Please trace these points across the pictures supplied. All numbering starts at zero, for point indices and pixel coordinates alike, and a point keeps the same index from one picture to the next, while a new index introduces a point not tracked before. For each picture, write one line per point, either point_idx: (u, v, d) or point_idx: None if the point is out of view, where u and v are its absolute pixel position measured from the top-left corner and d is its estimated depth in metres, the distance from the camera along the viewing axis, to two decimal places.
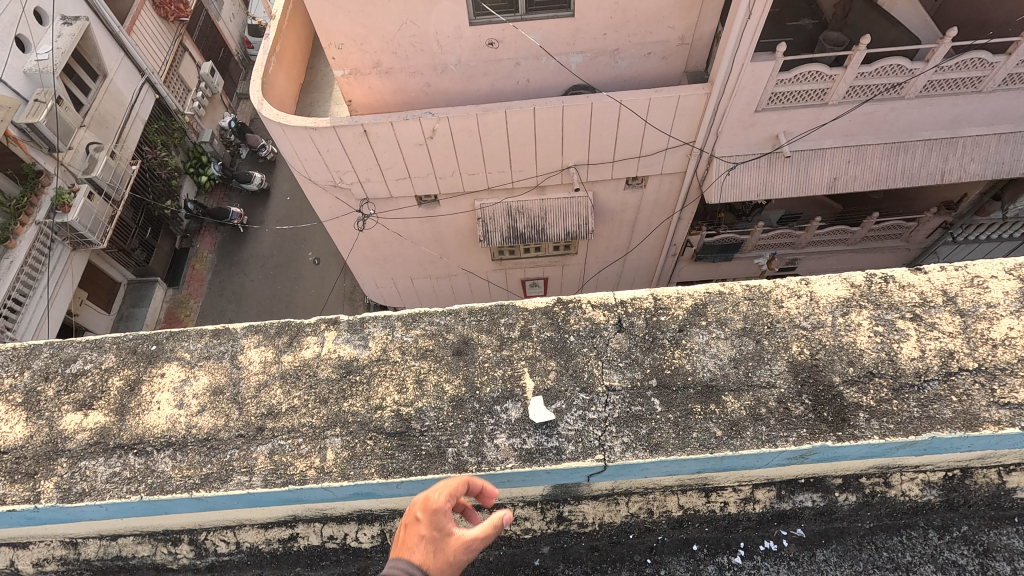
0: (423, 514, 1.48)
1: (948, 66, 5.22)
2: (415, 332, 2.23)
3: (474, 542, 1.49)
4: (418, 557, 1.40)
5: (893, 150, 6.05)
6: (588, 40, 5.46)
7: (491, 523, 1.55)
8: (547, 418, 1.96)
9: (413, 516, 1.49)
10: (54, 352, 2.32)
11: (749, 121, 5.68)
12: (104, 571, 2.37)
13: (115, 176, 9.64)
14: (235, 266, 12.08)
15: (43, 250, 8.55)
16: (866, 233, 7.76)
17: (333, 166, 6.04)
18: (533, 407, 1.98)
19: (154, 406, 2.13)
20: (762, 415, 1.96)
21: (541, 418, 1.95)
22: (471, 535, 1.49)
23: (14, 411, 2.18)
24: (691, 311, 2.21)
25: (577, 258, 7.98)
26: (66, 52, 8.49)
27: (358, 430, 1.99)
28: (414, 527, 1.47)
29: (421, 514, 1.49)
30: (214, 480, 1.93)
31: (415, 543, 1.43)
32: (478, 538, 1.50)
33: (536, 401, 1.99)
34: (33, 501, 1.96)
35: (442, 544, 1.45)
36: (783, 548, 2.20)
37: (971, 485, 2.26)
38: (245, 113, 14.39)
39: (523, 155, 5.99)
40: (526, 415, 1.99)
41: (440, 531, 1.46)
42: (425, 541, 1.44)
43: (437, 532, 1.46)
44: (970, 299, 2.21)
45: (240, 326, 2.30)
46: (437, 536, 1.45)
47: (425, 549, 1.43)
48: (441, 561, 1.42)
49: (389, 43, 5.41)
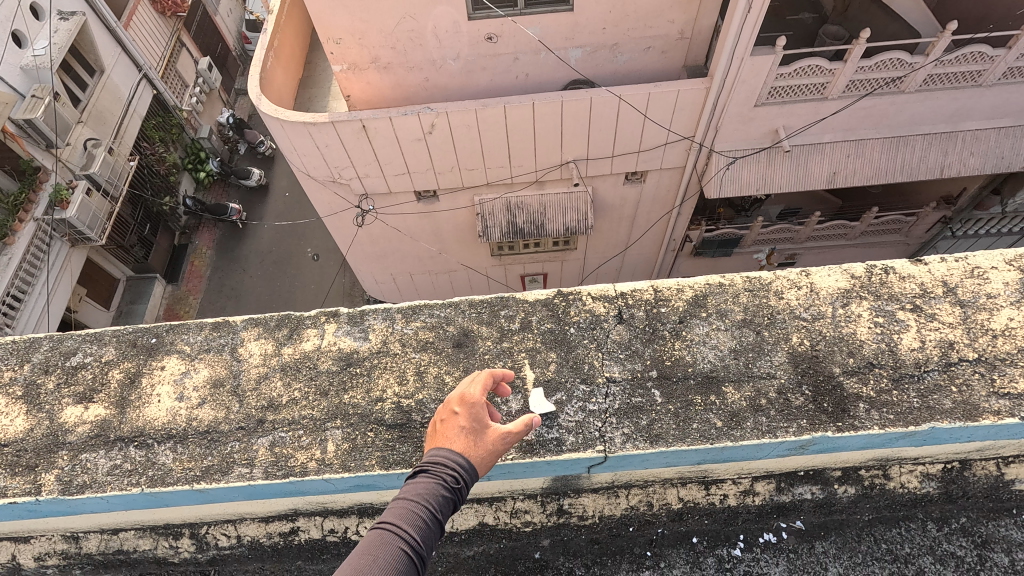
0: (460, 409, 1.60)
1: (948, 60, 5.20)
2: (415, 325, 2.23)
3: (509, 433, 1.62)
4: (458, 447, 1.52)
5: (893, 144, 6.04)
6: (588, 34, 5.44)
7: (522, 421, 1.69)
8: (547, 410, 1.95)
9: (451, 412, 1.61)
10: (54, 346, 2.32)
11: (748, 115, 5.67)
12: (106, 565, 2.38)
13: (113, 172, 9.61)
14: (234, 262, 12.06)
15: (42, 246, 8.53)
16: (865, 228, 7.76)
17: (332, 161, 6.02)
18: (533, 398, 1.97)
19: (154, 399, 2.13)
20: (762, 406, 1.96)
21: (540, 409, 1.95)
22: (505, 426, 1.62)
23: (14, 404, 2.18)
24: (691, 303, 2.21)
25: (576, 253, 7.97)
26: (63, 47, 8.44)
27: (359, 423, 1.99)
28: (453, 420, 1.59)
29: (459, 409, 1.61)
30: (215, 472, 1.93)
31: (454, 435, 1.55)
32: (513, 430, 1.63)
33: (535, 392, 1.98)
34: (34, 493, 1.96)
35: (480, 433, 1.57)
36: (782, 541, 2.21)
37: (969, 477, 2.27)
38: (243, 108, 14.35)
39: (523, 150, 5.98)
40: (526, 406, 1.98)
41: (478, 423, 1.58)
42: (463, 432, 1.56)
43: (474, 423, 1.58)
44: (970, 289, 2.21)
45: (240, 320, 2.30)
46: (474, 426, 1.58)
47: (464, 438, 1.54)
48: (482, 449, 1.54)
49: (388, 38, 5.39)
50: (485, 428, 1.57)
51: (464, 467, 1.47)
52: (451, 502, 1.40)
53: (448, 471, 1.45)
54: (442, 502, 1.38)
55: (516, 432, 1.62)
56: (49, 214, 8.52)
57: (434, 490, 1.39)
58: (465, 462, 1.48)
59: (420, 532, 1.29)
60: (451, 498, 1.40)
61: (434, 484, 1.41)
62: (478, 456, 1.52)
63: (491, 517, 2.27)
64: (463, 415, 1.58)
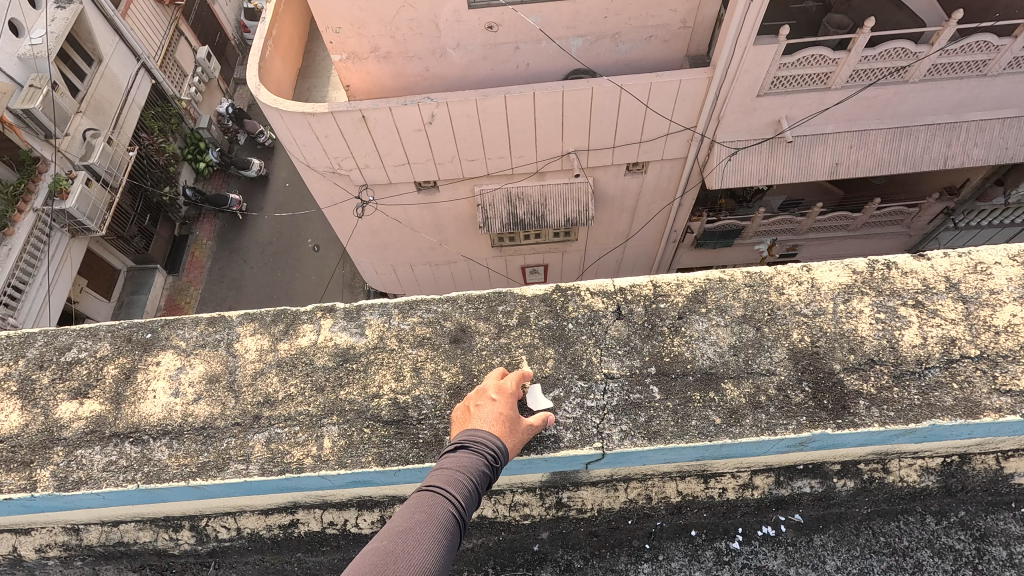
0: (499, 396, 1.75)
1: (953, 50, 5.13)
2: (412, 320, 2.21)
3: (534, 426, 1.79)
4: (496, 431, 1.66)
5: (896, 136, 5.99)
6: (589, 23, 5.37)
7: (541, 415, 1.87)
8: (546, 407, 1.92)
9: (489, 397, 1.75)
10: (49, 341, 2.31)
11: (751, 106, 5.61)
12: (107, 556, 2.38)
13: (112, 162, 9.56)
14: (234, 253, 12.03)
15: (42, 237, 8.50)
16: (867, 219, 7.71)
17: (331, 151, 5.98)
18: (532, 394, 1.94)
19: (150, 395, 2.12)
20: (762, 403, 1.95)
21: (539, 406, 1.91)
22: (532, 420, 1.79)
23: (9, 399, 2.17)
24: (691, 298, 2.20)
25: (577, 245, 7.94)
26: (60, 36, 8.35)
27: (355, 419, 1.98)
28: (490, 404, 1.74)
29: (497, 396, 1.75)
30: (211, 469, 1.93)
31: (493, 419, 1.69)
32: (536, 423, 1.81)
33: (535, 388, 1.95)
34: (29, 489, 1.95)
35: (514, 422, 1.73)
36: (781, 534, 2.20)
37: (968, 471, 2.25)
38: (243, 98, 14.26)
39: (523, 141, 5.93)
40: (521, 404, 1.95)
41: (513, 412, 1.74)
42: (501, 417, 1.70)
43: (511, 412, 1.73)
44: (973, 285, 2.18)
45: (236, 314, 2.29)
46: (511, 414, 1.73)
47: (502, 423, 1.69)
48: (514, 436, 1.71)
49: (387, 27, 5.32)
50: (520, 418, 1.73)
51: (502, 450, 1.62)
52: (489, 478, 1.54)
53: (489, 450, 1.58)
54: (483, 477, 1.52)
55: (537, 425, 1.80)
56: (49, 205, 8.49)
57: (477, 465, 1.53)
58: (504, 446, 1.63)
59: (466, 499, 1.43)
60: (489, 476, 1.54)
61: (478, 460, 1.54)
62: (511, 442, 1.68)
63: (490, 510, 2.26)
64: (502, 403, 1.73)
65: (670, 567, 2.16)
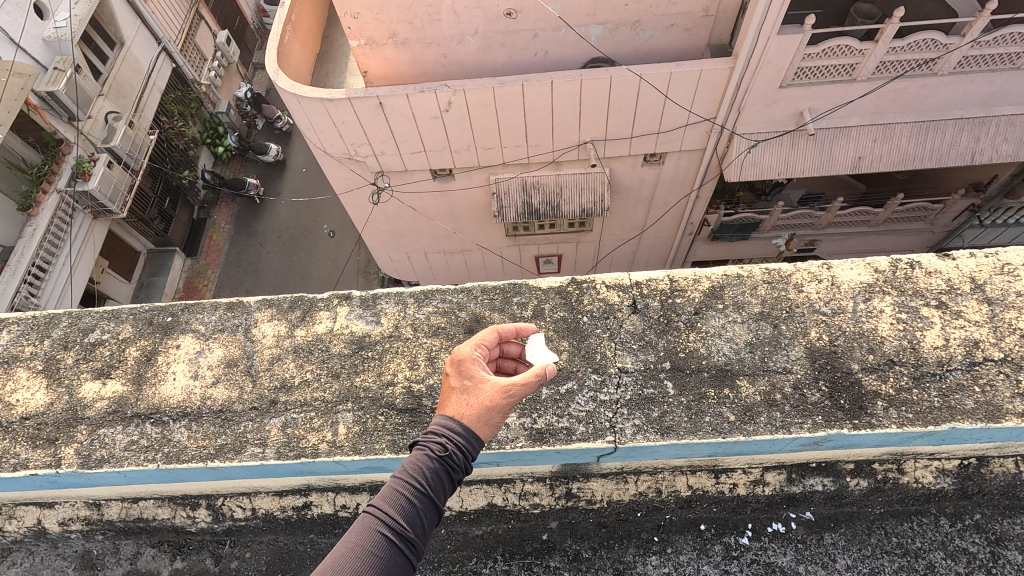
0: (452, 371, 1.56)
1: (985, 41, 4.98)
2: (427, 310, 2.22)
3: (516, 386, 1.54)
4: (452, 413, 1.46)
5: (921, 130, 5.85)
6: (610, 11, 5.29)
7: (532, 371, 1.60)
8: (545, 358, 1.85)
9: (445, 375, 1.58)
10: (73, 322, 2.36)
11: (772, 98, 5.51)
12: (127, 531, 2.44)
13: (134, 145, 9.67)
14: (252, 237, 12.16)
15: (65, 218, 8.65)
16: (889, 215, 7.56)
17: (348, 138, 5.99)
18: (532, 343, 1.90)
19: (170, 376, 2.16)
20: (777, 401, 1.93)
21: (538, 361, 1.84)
22: (507, 378, 1.53)
23: (35, 377, 2.23)
24: (708, 294, 2.18)
25: (591, 236, 7.89)
26: (83, 19, 8.41)
27: (370, 406, 2.00)
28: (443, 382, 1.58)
29: (449, 370, 1.57)
30: (229, 451, 1.96)
31: (449, 400, 1.50)
32: (521, 383, 1.55)
33: (534, 338, 1.90)
34: (54, 466, 2.00)
35: (471, 390, 1.51)
36: (791, 531, 2.20)
37: (986, 473, 2.22)
38: (261, 83, 14.34)
39: (540, 130, 5.89)
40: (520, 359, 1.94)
41: (470, 381, 1.52)
42: (459, 393, 1.50)
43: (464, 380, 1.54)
44: (999, 287, 2.14)
45: (254, 300, 2.32)
46: (465, 385, 1.52)
47: (458, 401, 1.48)
48: (482, 408, 1.47)
49: (406, 13, 5.29)
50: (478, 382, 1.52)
51: (457, 434, 1.40)
52: (440, 472, 1.33)
53: (436, 439, 1.38)
54: (427, 475, 1.32)
55: (526, 385, 1.56)
56: (71, 186, 8.62)
57: (421, 465, 1.32)
58: (459, 428, 1.41)
59: (403, 514, 1.26)
60: (436, 470, 1.33)
61: (421, 455, 1.34)
62: (474, 417, 1.45)
63: (500, 498, 2.27)
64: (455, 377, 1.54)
65: (678, 560, 2.17)
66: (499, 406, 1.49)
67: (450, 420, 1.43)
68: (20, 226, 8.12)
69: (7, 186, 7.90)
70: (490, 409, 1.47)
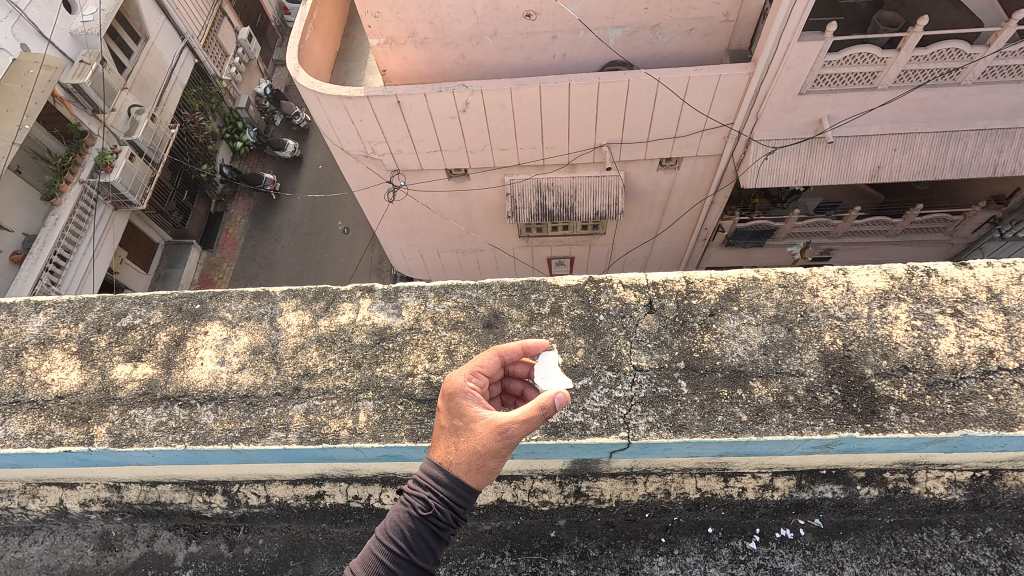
0: (443, 411, 1.65)
1: (1010, 51, 4.94)
2: (447, 304, 2.28)
3: (513, 424, 1.56)
4: (439, 457, 1.53)
5: (941, 139, 5.81)
6: (629, 14, 5.32)
7: (536, 405, 1.59)
8: (560, 381, 2.00)
9: (440, 412, 1.67)
10: (106, 307, 2.45)
11: (791, 104, 5.50)
12: (145, 514, 2.51)
13: (156, 138, 9.85)
14: (268, 232, 12.33)
15: (86, 209, 8.86)
16: (907, 224, 7.50)
17: (366, 135, 6.06)
18: (541, 362, 2.02)
19: (198, 361, 2.24)
20: (790, 403, 1.95)
21: (552, 384, 1.95)
22: (503, 415, 1.57)
23: (70, 358, 2.31)
24: (724, 296, 2.20)
25: (604, 238, 7.91)
26: (111, 14, 8.59)
27: (390, 395, 2.06)
28: (438, 420, 1.65)
29: (443, 408, 1.66)
30: (253, 435, 2.02)
31: (440, 444, 1.58)
32: (518, 421, 1.57)
33: (547, 358, 2.03)
34: (86, 443, 2.08)
35: (463, 434, 1.57)
36: (799, 537, 2.22)
37: (999, 486, 2.22)
38: (282, 80, 14.53)
39: (556, 131, 5.91)
40: (529, 379, 2.01)
41: (462, 421, 1.60)
42: (448, 435, 1.58)
43: (456, 422, 1.60)
44: (1015, 297, 2.15)
45: (280, 291, 2.39)
46: (457, 426, 1.59)
47: (445, 446, 1.56)
48: (468, 454, 1.52)
49: (427, 12, 5.36)
50: (469, 427, 1.56)
51: (442, 484, 1.49)
52: (421, 530, 1.44)
53: (420, 495, 1.48)
54: (408, 534, 1.44)
55: (523, 422, 1.57)
56: (94, 177, 8.80)
57: (401, 523, 1.44)
58: (444, 477, 1.50)
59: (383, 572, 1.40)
60: (416, 529, 1.44)
61: (403, 514, 1.45)
62: (461, 464, 1.51)
63: (509, 495, 2.29)
64: (445, 418, 1.62)
65: (684, 562, 2.20)
66: (489, 446, 1.53)
67: (439, 467, 1.51)
68: (45, 215, 8.35)
69: (32, 176, 8.15)
70: (478, 453, 1.52)
